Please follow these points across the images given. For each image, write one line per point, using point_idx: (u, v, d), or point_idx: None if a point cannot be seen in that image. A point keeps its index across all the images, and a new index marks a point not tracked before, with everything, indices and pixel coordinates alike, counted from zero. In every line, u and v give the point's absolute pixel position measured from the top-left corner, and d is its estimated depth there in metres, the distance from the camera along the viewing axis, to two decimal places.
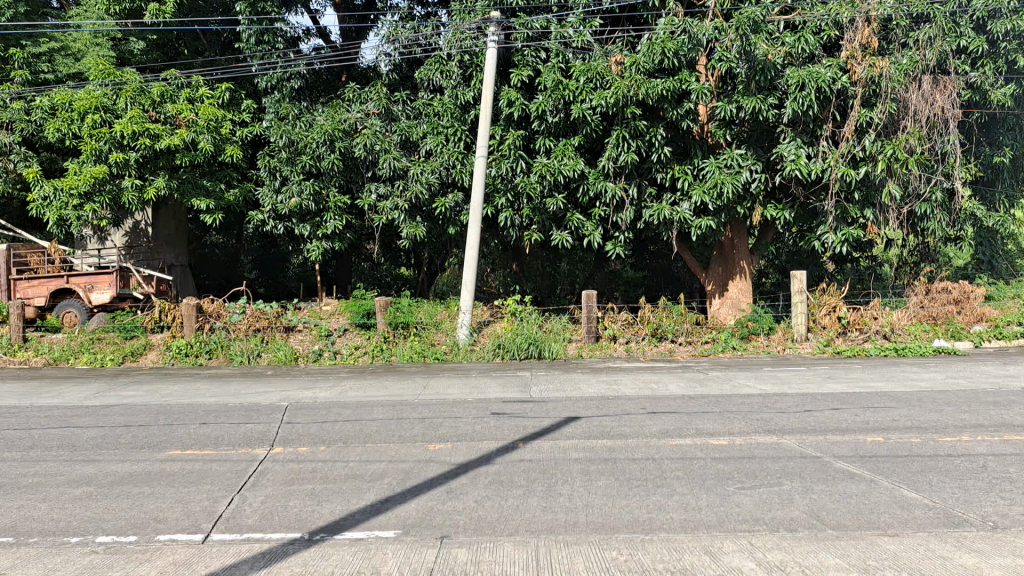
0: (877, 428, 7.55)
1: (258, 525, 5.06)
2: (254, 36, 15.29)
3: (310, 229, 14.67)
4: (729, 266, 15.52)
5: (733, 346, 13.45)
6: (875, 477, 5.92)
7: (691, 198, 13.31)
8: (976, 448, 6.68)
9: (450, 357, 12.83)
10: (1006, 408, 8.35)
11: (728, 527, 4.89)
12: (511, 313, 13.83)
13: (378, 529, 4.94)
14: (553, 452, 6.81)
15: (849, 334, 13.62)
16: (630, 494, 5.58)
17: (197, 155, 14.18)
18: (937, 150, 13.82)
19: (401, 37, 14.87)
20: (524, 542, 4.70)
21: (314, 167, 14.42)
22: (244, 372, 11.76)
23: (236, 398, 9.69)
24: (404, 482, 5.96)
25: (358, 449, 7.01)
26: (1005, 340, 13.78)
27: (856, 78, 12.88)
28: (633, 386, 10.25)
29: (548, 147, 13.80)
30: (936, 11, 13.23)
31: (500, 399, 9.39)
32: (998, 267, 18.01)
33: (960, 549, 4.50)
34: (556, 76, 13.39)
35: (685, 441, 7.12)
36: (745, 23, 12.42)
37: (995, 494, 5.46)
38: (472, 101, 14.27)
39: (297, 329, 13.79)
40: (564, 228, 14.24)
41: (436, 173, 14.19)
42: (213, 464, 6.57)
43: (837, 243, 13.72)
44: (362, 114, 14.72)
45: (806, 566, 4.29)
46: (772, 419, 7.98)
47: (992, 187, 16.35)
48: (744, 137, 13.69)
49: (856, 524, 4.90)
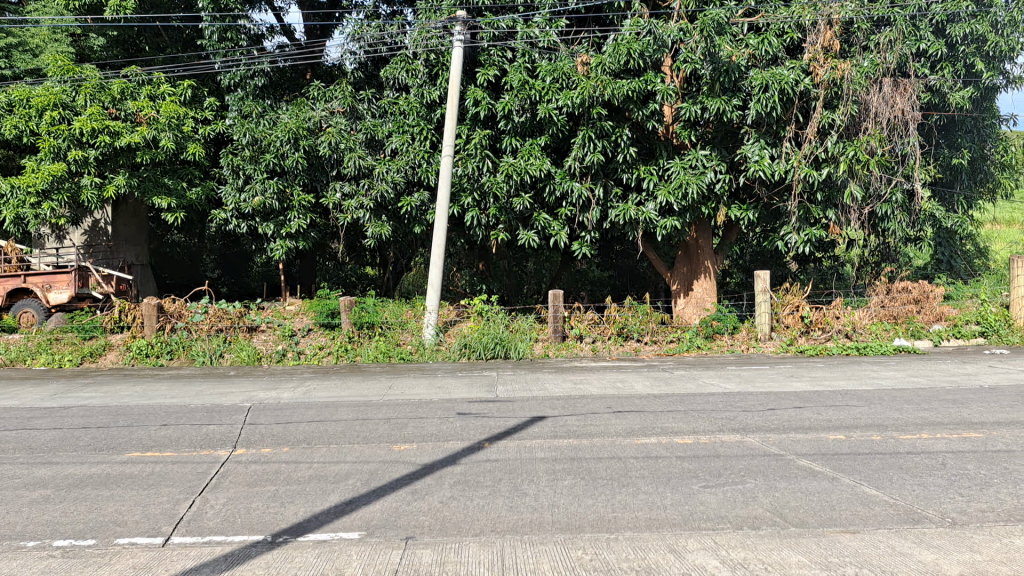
0: (839, 426, 7.61)
1: (219, 528, 4.99)
2: (217, 33, 15.02)
3: (274, 229, 14.56)
4: (695, 265, 15.61)
5: (697, 346, 13.53)
6: (837, 475, 5.96)
7: (656, 198, 13.38)
8: (935, 446, 6.77)
9: (415, 357, 12.76)
10: (964, 406, 8.46)
11: (692, 526, 4.91)
12: (477, 313, 13.75)
13: (342, 531, 4.89)
14: (518, 452, 6.80)
15: (812, 332, 13.88)
16: (595, 494, 5.58)
17: (158, 152, 13.97)
18: (897, 151, 14.06)
19: (367, 36, 14.81)
20: (489, 542, 4.68)
21: (278, 165, 14.31)
22: (206, 373, 11.64)
23: (197, 398, 9.58)
24: (368, 483, 5.92)
25: (322, 450, 6.95)
26: (964, 339, 13.93)
27: (819, 80, 13.02)
28: (599, 385, 10.25)
29: (514, 147, 13.79)
30: (896, 15, 13.43)
31: (465, 399, 9.36)
32: (957, 267, 18.32)
33: (920, 545, 4.56)
34: (522, 76, 13.32)
35: (650, 439, 7.15)
36: (710, 25, 12.41)
37: (954, 491, 5.54)
38: (438, 100, 14.19)
39: (261, 329, 13.63)
40: (531, 228, 14.24)
41: (402, 172, 14.12)
42: (173, 466, 6.48)
43: (800, 243, 13.86)
44: (327, 113, 14.62)
45: (769, 563, 4.32)
46: (737, 418, 8.02)
47: (951, 189, 16.48)
48: (709, 138, 13.76)
49: (817, 522, 4.94)
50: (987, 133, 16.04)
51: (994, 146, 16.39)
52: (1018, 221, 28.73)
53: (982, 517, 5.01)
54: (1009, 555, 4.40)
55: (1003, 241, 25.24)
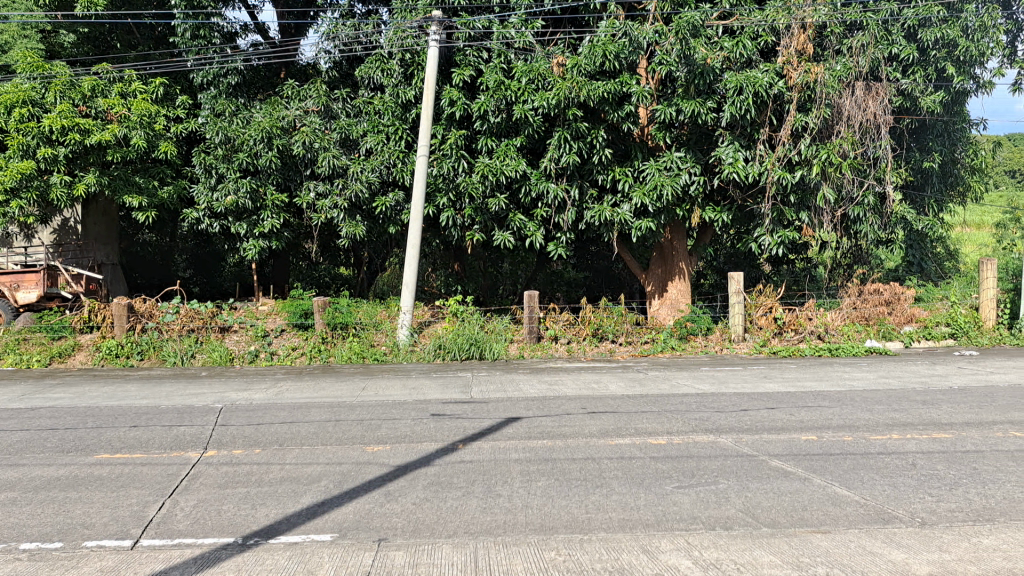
0: (810, 426, 7.67)
1: (189, 530, 4.93)
2: (190, 30, 14.92)
3: (247, 228, 14.46)
4: (669, 266, 15.67)
5: (672, 346, 13.61)
6: (808, 475, 5.99)
7: (631, 200, 13.41)
8: (905, 446, 6.84)
9: (390, 357, 12.71)
10: (934, 407, 8.56)
11: (665, 526, 4.91)
12: (453, 314, 13.74)
13: (314, 533, 4.85)
14: (492, 453, 6.79)
15: (785, 334, 13.99)
16: (569, 495, 5.57)
17: (129, 150, 13.80)
18: (869, 155, 14.21)
19: (341, 35, 14.75)
20: (462, 543, 4.66)
21: (251, 165, 14.22)
22: (177, 373, 11.54)
23: (167, 399, 9.49)
24: (340, 484, 5.88)
25: (294, 452, 6.89)
26: (934, 341, 14.10)
27: (792, 83, 13.14)
28: (574, 386, 10.28)
29: (490, 147, 13.77)
30: (869, 19, 13.55)
31: (440, 400, 9.33)
32: (927, 270, 18.55)
33: (890, 545, 4.59)
34: (498, 76, 13.30)
35: (624, 440, 7.17)
36: (685, 27, 12.45)
37: (923, 491, 5.60)
38: (413, 100, 14.14)
39: (233, 330, 13.54)
40: (506, 228, 14.24)
41: (376, 172, 14.08)
42: (143, 467, 6.41)
43: (773, 245, 13.98)
44: (301, 112, 14.51)
45: (741, 564, 4.33)
46: (710, 419, 8.07)
47: (922, 192, 16.65)
48: (683, 140, 13.81)
49: (789, 522, 4.96)
50: (957, 137, 16.23)
51: (965, 149, 16.59)
52: (987, 224, 29.09)
53: (951, 517, 5.06)
54: (978, 553, 4.45)
55: (972, 243, 25.57)
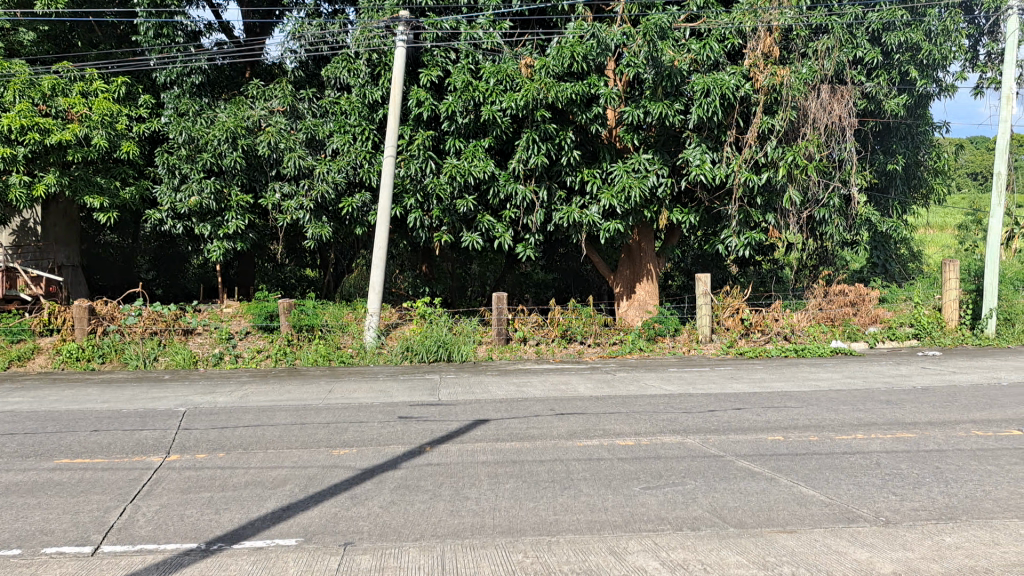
0: (776, 426, 7.71)
1: (151, 536, 4.84)
2: (152, 29, 14.77)
3: (211, 229, 14.30)
4: (637, 268, 15.70)
5: (640, 347, 13.64)
6: (775, 475, 6.01)
7: (599, 202, 13.42)
8: (869, 446, 6.88)
9: (356, 360, 12.62)
10: (898, 407, 8.64)
11: (633, 527, 4.90)
12: (421, 315, 13.64)
13: (279, 537, 4.78)
14: (460, 455, 6.74)
15: (752, 334, 14.07)
16: (536, 496, 5.55)
17: (90, 151, 13.57)
18: (834, 157, 14.34)
19: (308, 34, 14.63)
20: (430, 546, 4.61)
21: (215, 165, 14.06)
22: (140, 376, 11.36)
23: (129, 403, 9.33)
24: (306, 488, 5.81)
25: (259, 455, 6.81)
26: (898, 341, 14.26)
27: (759, 86, 13.23)
28: (543, 388, 10.26)
29: (458, 148, 13.71)
30: (833, 23, 13.71)
31: (407, 402, 9.27)
32: (891, 271, 18.77)
33: (855, 544, 4.61)
34: (466, 77, 13.24)
35: (591, 441, 7.16)
36: (652, 29, 12.48)
37: (887, 490, 5.63)
38: (380, 100, 14.04)
39: (197, 333, 13.37)
40: (475, 229, 14.20)
41: (343, 173, 13.99)
42: (103, 473, 6.28)
43: (740, 247, 14.03)
44: (266, 112, 14.36)
45: (708, 564, 4.32)
46: (678, 420, 8.08)
47: (886, 194, 16.82)
48: (651, 142, 13.84)
49: (755, 522, 4.96)
50: (920, 140, 16.46)
51: (927, 152, 16.83)
52: (950, 226, 29.58)
53: (915, 515, 5.09)
54: (940, 551, 4.48)
55: (935, 245, 25.96)
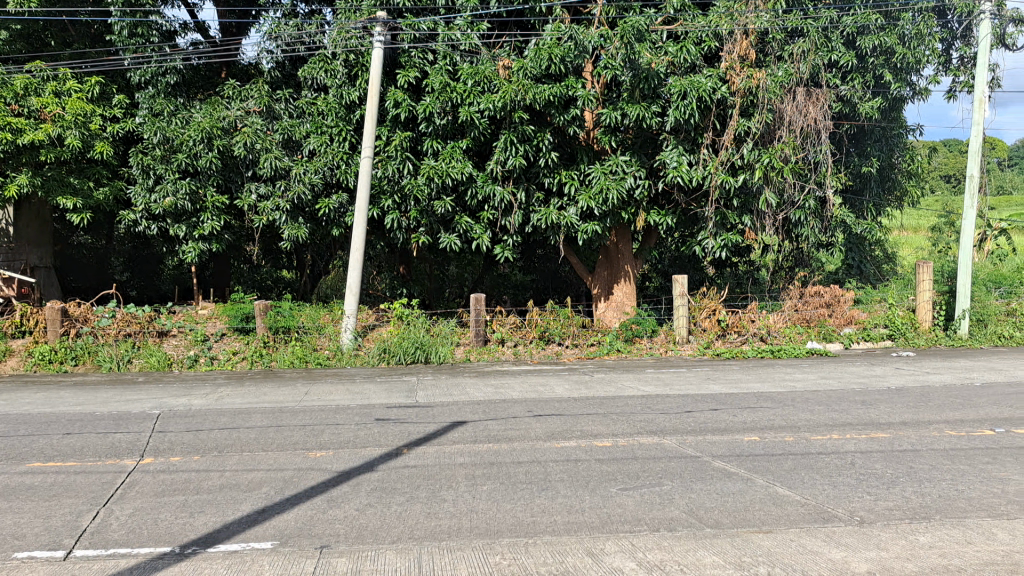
0: (753, 427, 7.74)
1: (124, 539, 4.79)
2: (127, 28, 14.65)
3: (186, 230, 14.19)
4: (615, 270, 15.75)
5: (617, 349, 13.65)
6: (751, 476, 6.04)
7: (577, 203, 13.42)
8: (844, 446, 6.93)
9: (333, 361, 12.55)
10: (872, 407, 8.71)
11: (610, 528, 4.91)
12: (398, 317, 13.59)
13: (254, 541, 4.75)
14: (437, 457, 6.72)
15: (729, 336, 14.16)
16: (513, 498, 5.54)
17: (63, 151, 13.41)
18: (810, 159, 14.46)
19: (284, 35, 14.55)
20: (406, 549, 4.60)
21: (191, 166, 13.95)
22: (113, 379, 11.24)
23: (103, 406, 9.24)
24: (282, 491, 5.77)
25: (235, 458, 6.76)
26: (873, 342, 14.36)
27: (735, 89, 13.27)
28: (520, 389, 10.26)
29: (435, 149, 13.68)
30: (809, 26, 13.84)
31: (384, 404, 9.23)
32: (866, 273, 18.90)
33: (830, 544, 4.64)
34: (443, 78, 13.19)
35: (569, 442, 7.16)
36: (630, 32, 12.51)
37: (862, 490, 5.67)
38: (357, 101, 13.96)
39: (171, 334, 13.24)
40: (453, 231, 14.18)
41: (320, 173, 13.91)
42: (76, 476, 6.20)
43: (716, 248, 14.11)
44: (242, 112, 14.28)
45: (685, 564, 4.34)
46: (655, 421, 8.10)
47: (861, 196, 16.94)
48: (629, 144, 13.89)
49: (732, 522, 4.99)
50: (894, 143, 16.64)
51: (901, 155, 16.99)
52: (923, 228, 29.91)
53: (889, 515, 5.14)
54: (914, 551, 4.52)
55: (909, 247, 26.25)
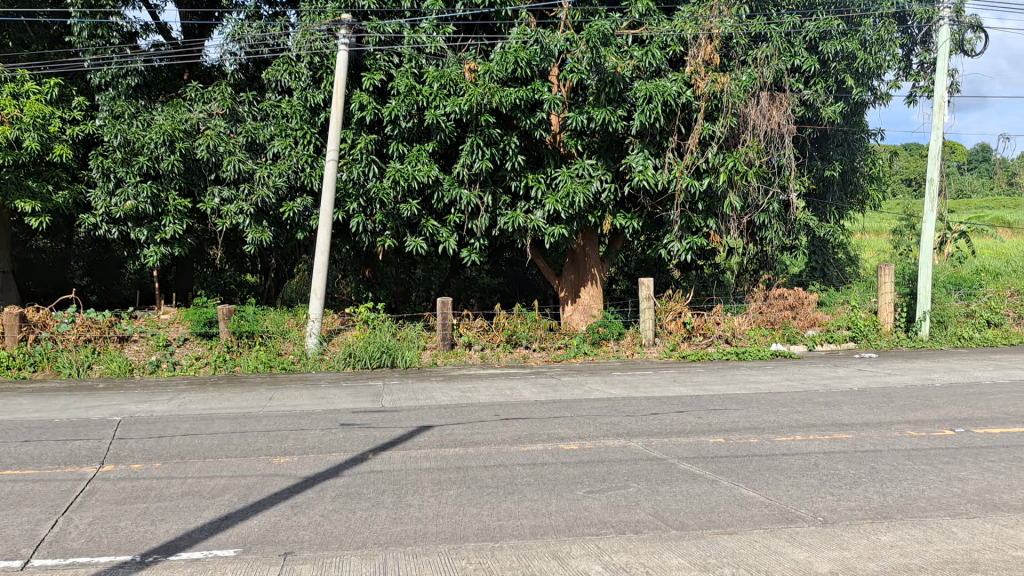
0: (718, 429, 7.79)
1: (84, 549, 4.71)
2: (87, 29, 14.38)
3: (147, 234, 14.05)
4: (582, 273, 15.78)
5: (584, 351, 13.65)
6: (716, 477, 6.09)
7: (544, 207, 13.43)
8: (807, 447, 7.00)
9: (298, 366, 12.42)
10: (835, 408, 8.81)
11: (576, 531, 4.91)
12: (364, 321, 13.53)
13: (216, 548, 4.69)
14: (403, 462, 6.68)
15: (694, 338, 14.25)
16: (480, 502, 5.52)
17: (21, 154, 13.18)
18: (773, 163, 14.63)
19: (247, 37, 14.40)
20: (371, 555, 4.56)
21: (152, 168, 13.76)
22: (73, 385, 11.06)
23: (62, 412, 9.08)
24: (245, 498, 5.71)
25: (197, 465, 6.68)
26: (836, 344, 14.49)
27: (700, 93, 13.39)
28: (487, 392, 10.25)
29: (401, 152, 13.63)
30: (772, 32, 14.01)
31: (350, 409, 9.17)
32: (829, 275, 19.11)
33: (794, 544, 4.68)
34: (409, 82, 13.14)
35: (536, 446, 7.16)
36: (595, 36, 12.53)
37: (825, 490, 5.73)
38: (322, 104, 13.85)
39: (132, 340, 13.08)
40: (419, 234, 14.15)
41: (283, 177, 13.79)
42: (34, 484, 6.09)
43: (682, 251, 14.20)
44: (205, 115, 14.09)
45: (650, 566, 4.36)
46: (621, 423, 8.13)
47: (824, 200, 17.16)
48: (595, 148, 13.91)
49: (697, 524, 5.02)
50: (856, 147, 16.89)
51: (864, 159, 17.20)
52: (885, 231, 30.43)
53: (851, 515, 5.19)
54: (876, 550, 4.56)
55: (872, 249, 26.66)
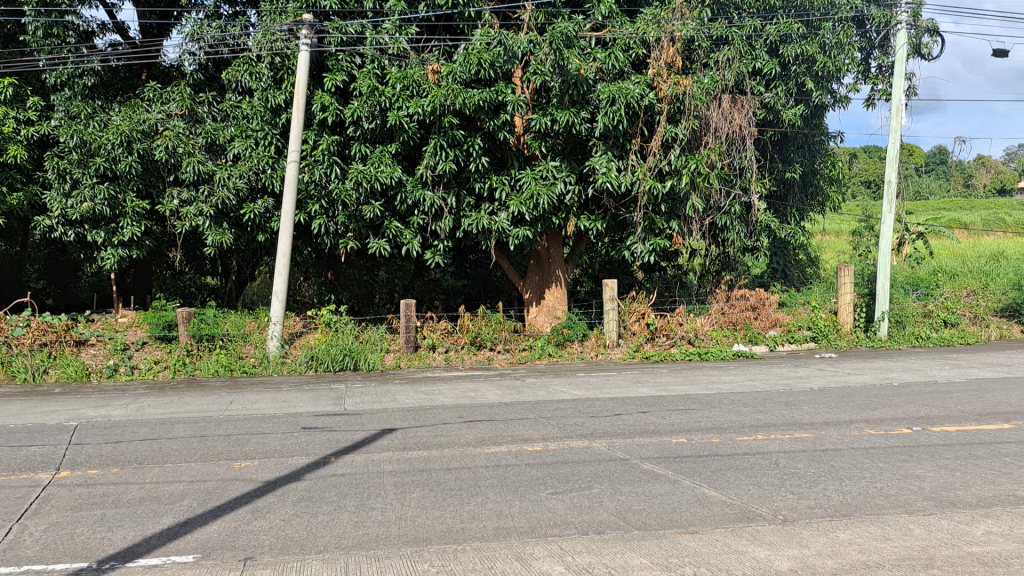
0: (680, 429, 7.84)
1: (39, 556, 4.62)
2: (42, 28, 14.18)
3: (105, 237, 13.85)
4: (546, 274, 15.79)
5: (549, 352, 13.66)
6: (678, 477, 6.12)
7: (508, 208, 13.42)
8: (768, 446, 7.06)
9: (259, 370, 12.30)
10: (795, 408, 8.90)
11: (539, 532, 4.92)
12: (326, 323, 13.44)
13: (175, 555, 4.62)
14: (366, 465, 6.63)
15: (657, 338, 14.34)
16: (443, 505, 5.50)
17: None
18: (735, 165, 14.80)
19: (206, 36, 14.24)
20: (333, 559, 4.53)
21: (109, 169, 13.56)
22: (28, 390, 10.84)
23: (17, 418, 8.91)
24: (205, 503, 5.63)
25: (156, 470, 6.58)
26: (797, 344, 14.65)
27: (662, 95, 13.48)
28: (451, 395, 10.22)
29: (363, 153, 13.54)
30: (733, 35, 14.16)
31: (312, 412, 9.09)
32: (790, 276, 19.30)
33: (755, 542, 4.71)
34: (371, 83, 13.06)
35: (499, 448, 7.14)
36: (558, 38, 12.58)
37: (785, 489, 5.78)
38: (284, 104, 13.72)
39: (90, 343, 12.90)
40: (382, 236, 14.07)
41: (244, 178, 13.61)
42: None
43: (645, 253, 14.26)
44: (162, 115, 13.96)
45: (612, 566, 4.37)
46: (584, 424, 8.14)
47: (785, 201, 17.34)
48: (559, 150, 13.82)
49: (659, 523, 5.05)
50: (816, 149, 17.07)
51: (824, 161, 17.41)
52: (846, 232, 30.85)
53: (811, 513, 5.24)
54: (834, 548, 4.61)
55: (833, 251, 26.97)
